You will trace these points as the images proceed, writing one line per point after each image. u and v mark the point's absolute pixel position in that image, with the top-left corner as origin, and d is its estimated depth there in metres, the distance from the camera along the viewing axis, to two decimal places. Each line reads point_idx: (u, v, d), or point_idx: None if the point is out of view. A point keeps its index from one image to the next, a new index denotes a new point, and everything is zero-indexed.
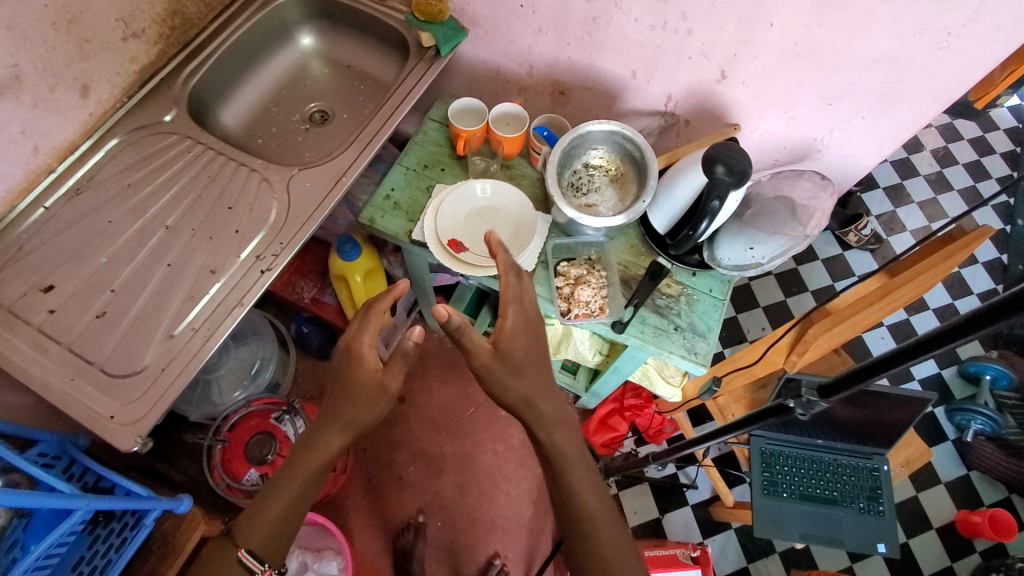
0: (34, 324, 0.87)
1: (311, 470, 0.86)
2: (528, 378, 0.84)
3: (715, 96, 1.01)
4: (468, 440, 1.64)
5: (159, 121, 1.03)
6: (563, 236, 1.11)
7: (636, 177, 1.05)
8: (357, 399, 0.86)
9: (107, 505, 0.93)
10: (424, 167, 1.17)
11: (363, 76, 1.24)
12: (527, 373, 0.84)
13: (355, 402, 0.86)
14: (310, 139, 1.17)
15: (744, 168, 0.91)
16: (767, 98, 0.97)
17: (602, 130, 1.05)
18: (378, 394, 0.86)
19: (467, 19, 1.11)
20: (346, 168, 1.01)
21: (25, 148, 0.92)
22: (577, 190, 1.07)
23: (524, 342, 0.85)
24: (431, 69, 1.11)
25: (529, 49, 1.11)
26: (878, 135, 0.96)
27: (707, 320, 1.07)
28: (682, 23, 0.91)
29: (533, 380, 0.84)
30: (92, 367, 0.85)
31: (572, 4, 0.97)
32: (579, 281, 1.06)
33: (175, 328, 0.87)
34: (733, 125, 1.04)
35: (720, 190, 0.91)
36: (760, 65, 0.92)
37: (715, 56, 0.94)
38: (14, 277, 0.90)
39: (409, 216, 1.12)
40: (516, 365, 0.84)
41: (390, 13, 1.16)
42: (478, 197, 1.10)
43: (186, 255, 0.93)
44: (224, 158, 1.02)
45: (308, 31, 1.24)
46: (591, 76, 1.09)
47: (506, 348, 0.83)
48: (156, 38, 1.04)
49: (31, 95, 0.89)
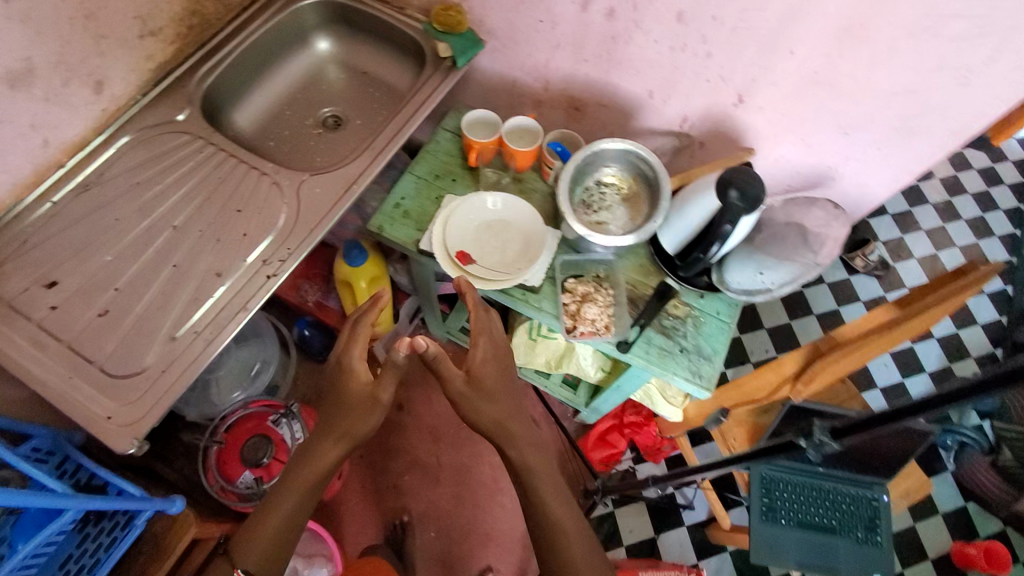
0: (34, 320, 0.86)
1: (311, 481, 0.85)
2: (500, 403, 0.88)
3: (731, 120, 1.00)
4: (465, 450, 1.63)
5: (171, 120, 1.03)
6: (572, 253, 1.10)
7: (648, 197, 1.05)
8: (350, 410, 0.86)
9: (99, 505, 0.92)
10: (435, 177, 1.17)
11: (377, 83, 1.24)
12: (500, 403, 0.87)
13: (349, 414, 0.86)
14: (323, 145, 1.17)
15: (756, 189, 0.90)
16: (783, 125, 0.97)
17: (617, 149, 1.04)
18: (369, 407, 0.84)
19: (485, 31, 1.11)
20: (358, 175, 1.01)
21: (35, 142, 0.91)
22: (588, 207, 1.06)
23: (494, 370, 0.89)
24: (447, 80, 1.11)
25: (545, 64, 1.10)
26: (893, 167, 0.96)
27: (713, 342, 1.06)
28: (701, 46, 0.91)
29: (506, 412, 0.87)
30: (91, 366, 0.83)
31: (591, 22, 0.97)
32: (585, 299, 1.05)
33: (178, 330, 0.86)
34: (748, 149, 1.03)
35: (732, 214, 0.90)
36: (777, 92, 0.91)
37: (733, 80, 0.93)
38: (18, 272, 0.89)
39: (418, 226, 1.11)
40: (490, 398, 0.86)
41: (408, 21, 1.15)
42: (488, 209, 1.09)
43: (193, 257, 0.92)
44: (234, 159, 1.01)
45: (324, 36, 1.24)
46: (606, 94, 1.09)
47: (478, 381, 0.85)
48: (172, 38, 1.03)
49: (44, 89, 0.88)
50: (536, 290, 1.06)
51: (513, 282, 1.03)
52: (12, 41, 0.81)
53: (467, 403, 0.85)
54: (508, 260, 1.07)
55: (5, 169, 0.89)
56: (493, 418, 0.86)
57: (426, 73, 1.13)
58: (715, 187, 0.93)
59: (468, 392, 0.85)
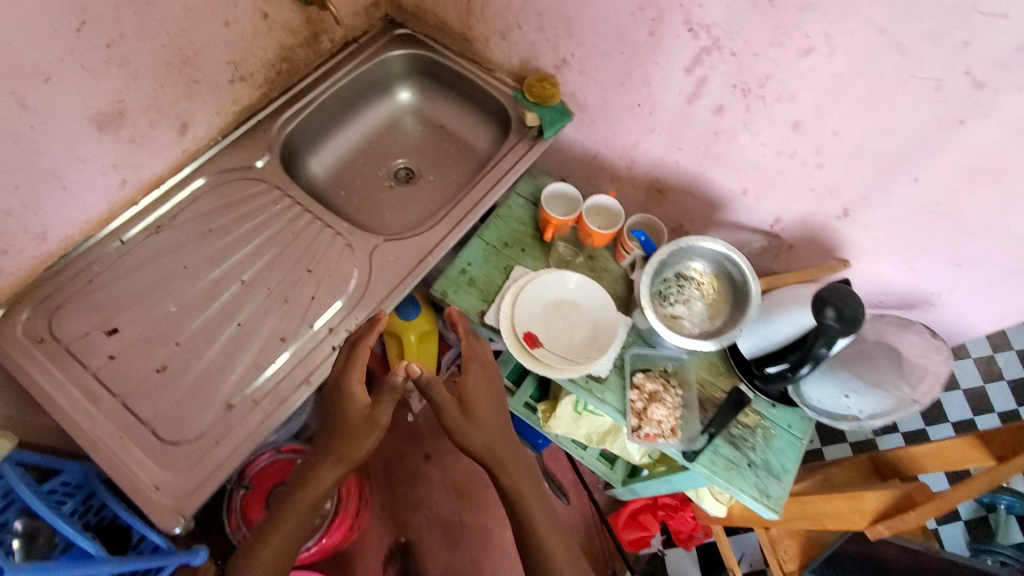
0: (91, 369, 0.83)
1: (309, 507, 0.79)
2: (490, 428, 0.85)
3: (830, 230, 0.95)
4: (489, 512, 1.57)
5: (249, 166, 1.00)
6: (643, 346, 1.05)
7: (730, 298, 0.99)
8: (348, 432, 0.78)
9: (128, 565, 0.87)
10: (504, 245, 1.12)
11: (454, 140, 1.21)
12: (492, 428, 0.85)
13: (348, 435, 0.78)
14: (394, 200, 1.14)
15: (859, 316, 0.84)
16: (887, 245, 0.91)
17: (705, 244, 0.98)
18: (364, 429, 0.77)
19: (576, 103, 1.07)
20: (434, 245, 0.97)
21: (114, 181, 0.89)
22: (664, 299, 1.00)
23: (486, 395, 0.87)
24: (531, 151, 1.08)
25: (635, 144, 1.06)
26: (1003, 305, 0.89)
27: (783, 459, 0.98)
28: (813, 157, 0.86)
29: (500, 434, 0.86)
30: (144, 428, 0.79)
31: (696, 114, 0.93)
32: (653, 398, 0.99)
33: (237, 397, 0.82)
34: (842, 260, 0.98)
35: (827, 337, 0.85)
36: (889, 213, 0.86)
37: (842, 195, 0.88)
38: (79, 313, 0.86)
39: (483, 295, 1.07)
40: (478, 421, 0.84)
41: (496, 84, 1.13)
42: (560, 290, 1.05)
43: (259, 317, 0.88)
44: (309, 215, 0.98)
45: (407, 86, 1.21)
46: (695, 182, 1.05)
47: (470, 409, 0.85)
48: (261, 82, 1.01)
49: (131, 131, 0.86)
50: (601, 380, 1.00)
51: (580, 373, 0.97)
52: (109, 84, 0.79)
53: (456, 428, 0.83)
54: (575, 346, 1.02)
55: (80, 207, 0.87)
56: (484, 441, 0.84)
57: (509, 140, 1.10)
58: (812, 303, 0.87)
59: (458, 414, 0.83)
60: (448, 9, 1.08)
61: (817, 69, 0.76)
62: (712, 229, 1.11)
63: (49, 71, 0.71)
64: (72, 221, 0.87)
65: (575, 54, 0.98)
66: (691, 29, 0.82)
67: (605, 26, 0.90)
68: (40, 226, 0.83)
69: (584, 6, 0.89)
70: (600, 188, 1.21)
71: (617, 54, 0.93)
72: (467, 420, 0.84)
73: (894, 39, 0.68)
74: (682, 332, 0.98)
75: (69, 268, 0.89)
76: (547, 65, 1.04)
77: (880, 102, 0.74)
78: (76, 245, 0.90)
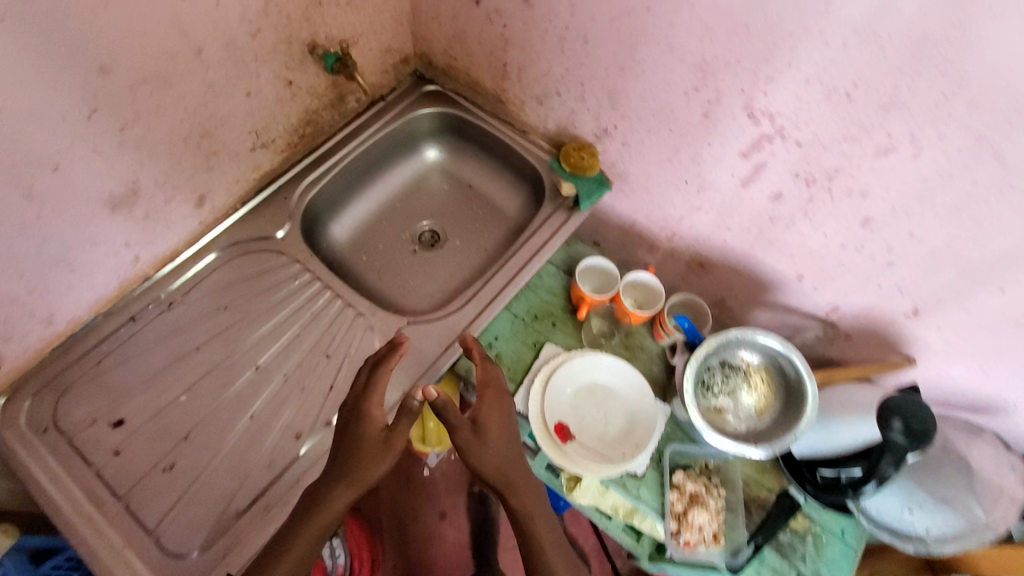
0: (94, 465, 0.77)
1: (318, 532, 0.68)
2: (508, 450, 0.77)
3: (895, 326, 0.86)
4: None
5: (268, 238, 0.94)
6: (684, 441, 0.97)
7: (780, 392, 0.91)
8: (370, 450, 0.71)
9: None
10: (534, 317, 1.06)
11: (483, 201, 1.14)
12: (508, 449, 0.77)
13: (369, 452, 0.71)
14: (418, 267, 1.07)
15: (932, 430, 0.76)
16: (962, 349, 0.82)
17: (754, 335, 0.90)
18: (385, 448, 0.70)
19: (616, 173, 1.00)
20: (462, 329, 0.91)
21: (126, 258, 0.84)
22: (707, 389, 0.92)
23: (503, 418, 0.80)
24: (567, 222, 1.01)
25: (679, 218, 0.98)
26: None
27: (836, 572, 0.89)
28: (884, 255, 0.78)
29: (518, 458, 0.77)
30: (146, 537, 0.74)
31: (751, 198, 0.85)
32: (695, 502, 0.91)
33: (248, 504, 0.76)
34: (907, 358, 0.89)
35: (895, 457, 0.77)
36: (967, 319, 0.77)
37: (913, 294, 0.80)
38: (83, 401, 0.81)
39: (509, 374, 1.00)
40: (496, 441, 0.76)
41: (530, 148, 1.06)
42: (595, 377, 0.98)
43: (274, 409, 0.83)
44: (329, 293, 0.92)
45: (435, 143, 1.15)
46: (744, 261, 0.97)
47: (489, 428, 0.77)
48: (283, 147, 0.95)
49: (145, 208, 0.81)
50: (637, 477, 0.93)
51: (616, 472, 0.90)
52: (122, 164, 0.74)
53: (470, 452, 0.74)
54: (610, 438, 0.94)
55: (90, 286, 0.82)
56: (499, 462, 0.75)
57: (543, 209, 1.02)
58: (879, 411, 0.80)
59: (473, 433, 0.75)
60: (482, 69, 1.01)
61: (898, 170, 0.68)
62: (759, 309, 1.03)
63: (59, 159, 0.66)
64: (81, 301, 0.82)
65: (618, 125, 0.91)
66: (753, 115, 0.74)
67: (655, 102, 0.83)
68: (46, 310, 0.78)
69: (632, 81, 0.82)
70: (636, 256, 1.14)
71: (665, 131, 0.86)
72: (485, 440, 0.75)
73: (994, 148, 0.60)
74: (727, 428, 0.90)
75: (76, 349, 0.84)
76: (587, 133, 0.97)
77: (969, 210, 0.66)
78: (84, 324, 0.85)
